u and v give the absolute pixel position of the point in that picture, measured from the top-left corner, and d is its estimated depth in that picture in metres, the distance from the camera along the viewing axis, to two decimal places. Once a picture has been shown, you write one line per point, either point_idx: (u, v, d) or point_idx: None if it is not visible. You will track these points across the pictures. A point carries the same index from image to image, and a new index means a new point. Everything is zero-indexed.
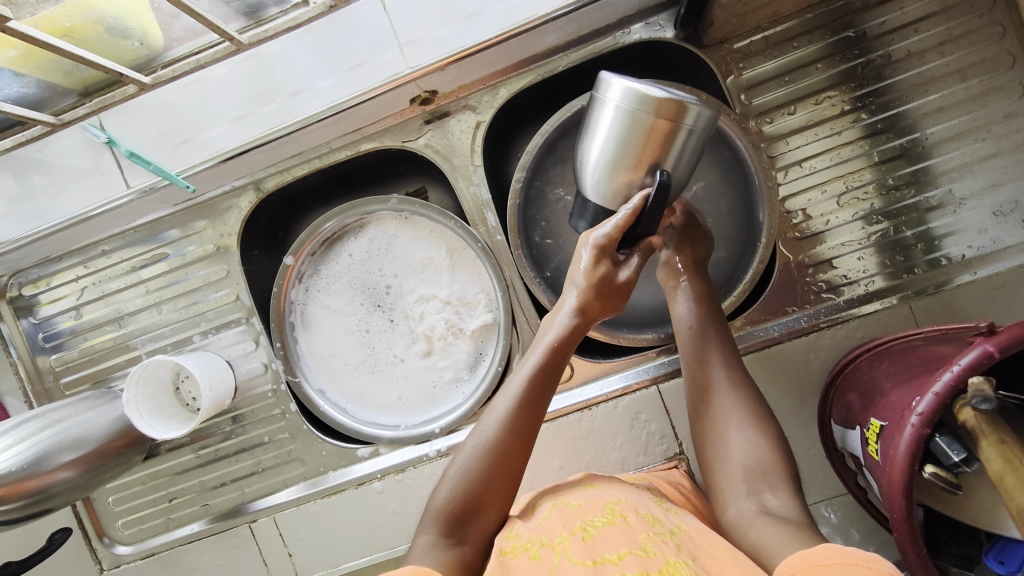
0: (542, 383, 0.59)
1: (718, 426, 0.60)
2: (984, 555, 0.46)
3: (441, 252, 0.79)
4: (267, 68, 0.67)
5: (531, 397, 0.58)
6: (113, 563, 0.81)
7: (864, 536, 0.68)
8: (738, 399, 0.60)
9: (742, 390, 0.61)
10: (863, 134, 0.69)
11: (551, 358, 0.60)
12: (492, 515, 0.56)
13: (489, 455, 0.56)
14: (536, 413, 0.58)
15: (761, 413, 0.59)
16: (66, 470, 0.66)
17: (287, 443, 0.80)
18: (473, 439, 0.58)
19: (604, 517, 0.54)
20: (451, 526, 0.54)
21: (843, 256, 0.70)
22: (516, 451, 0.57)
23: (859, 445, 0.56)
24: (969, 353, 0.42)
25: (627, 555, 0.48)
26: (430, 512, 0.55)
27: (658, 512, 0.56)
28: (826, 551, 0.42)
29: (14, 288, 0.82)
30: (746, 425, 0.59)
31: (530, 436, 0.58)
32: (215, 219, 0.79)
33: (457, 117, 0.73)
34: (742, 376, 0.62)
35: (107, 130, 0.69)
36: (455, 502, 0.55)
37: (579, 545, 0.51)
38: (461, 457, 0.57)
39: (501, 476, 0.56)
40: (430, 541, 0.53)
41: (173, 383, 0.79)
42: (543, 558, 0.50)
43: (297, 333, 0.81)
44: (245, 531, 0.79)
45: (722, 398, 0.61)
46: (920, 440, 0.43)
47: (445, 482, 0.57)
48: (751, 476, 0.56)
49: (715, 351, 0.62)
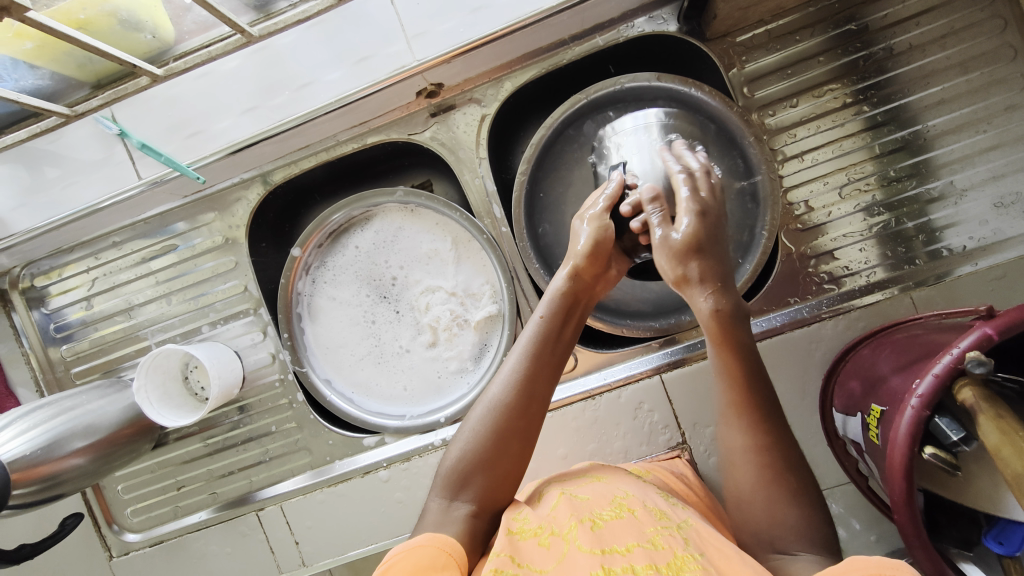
0: (547, 344, 0.60)
1: (747, 497, 0.54)
2: (984, 537, 0.46)
3: (447, 244, 0.80)
4: (276, 61, 0.68)
5: (540, 350, 0.60)
6: (122, 550, 0.82)
7: (864, 523, 0.70)
8: (766, 462, 0.53)
9: (773, 451, 0.53)
10: (865, 126, 0.70)
11: (560, 313, 0.61)
12: (501, 479, 0.58)
13: (494, 413, 0.58)
14: (544, 372, 0.60)
15: (794, 472, 0.53)
16: (78, 456, 0.67)
17: (294, 433, 0.81)
18: (480, 399, 0.60)
19: (611, 511, 0.55)
20: (455, 489, 0.57)
21: (845, 248, 0.71)
22: (525, 406, 0.59)
23: (860, 431, 0.56)
24: (968, 337, 0.43)
25: (635, 547, 0.50)
26: (441, 475, 0.58)
27: (665, 507, 0.57)
28: (851, 564, 0.41)
29: (26, 279, 0.83)
30: (773, 486, 0.52)
31: (544, 388, 0.60)
32: (223, 211, 0.80)
33: (463, 110, 0.74)
34: (775, 435, 0.54)
35: (120, 122, 0.70)
36: (464, 460, 0.58)
37: (587, 534, 0.52)
38: (470, 420, 0.60)
39: (505, 434, 0.58)
40: (444, 507, 0.56)
41: (182, 372, 0.80)
42: (553, 546, 0.51)
43: (304, 324, 0.82)
44: (252, 519, 0.80)
45: (747, 462, 0.54)
46: (920, 421, 0.43)
47: (455, 445, 0.60)
48: (768, 540, 0.51)
49: (734, 409, 0.56)
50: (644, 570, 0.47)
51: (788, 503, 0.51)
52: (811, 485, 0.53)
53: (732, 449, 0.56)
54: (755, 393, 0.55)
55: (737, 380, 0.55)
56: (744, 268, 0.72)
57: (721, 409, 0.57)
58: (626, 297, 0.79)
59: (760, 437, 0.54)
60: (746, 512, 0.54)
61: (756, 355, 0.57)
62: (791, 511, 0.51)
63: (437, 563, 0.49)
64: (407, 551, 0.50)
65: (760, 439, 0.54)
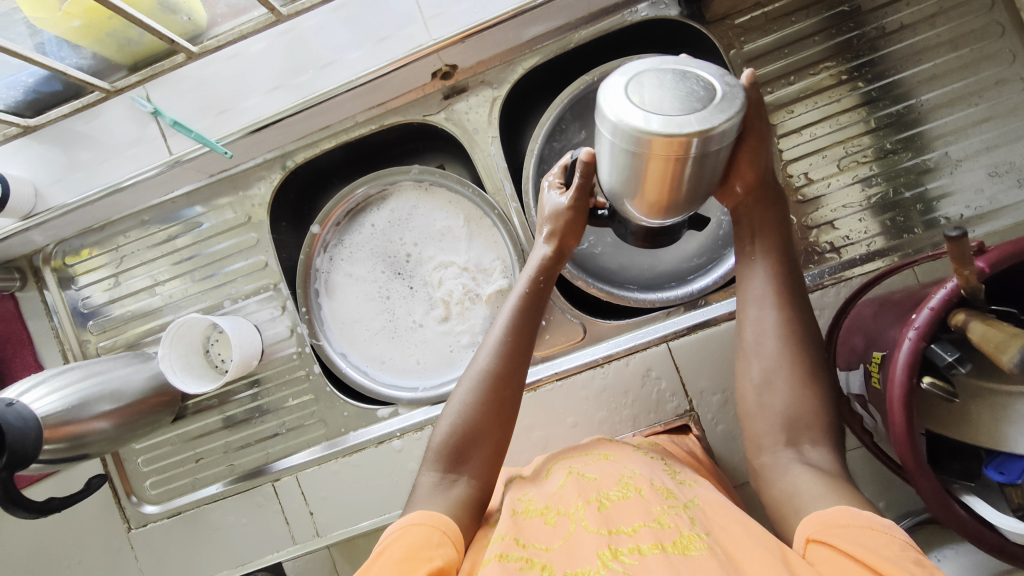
0: (529, 313, 0.62)
1: (767, 377, 0.55)
2: (984, 466, 0.48)
3: (459, 221, 0.83)
4: (302, 43, 0.72)
5: (523, 317, 0.62)
6: (140, 522, 0.84)
7: (871, 487, 0.71)
8: (794, 347, 0.55)
9: (800, 337, 0.56)
10: (860, 101, 0.73)
11: (538, 278, 0.64)
12: (494, 448, 0.59)
13: (483, 383, 0.59)
14: (527, 340, 0.62)
15: (817, 367, 0.55)
16: (103, 419, 0.70)
17: (310, 404, 0.83)
18: (468, 371, 0.61)
19: (618, 491, 0.56)
20: (452, 463, 0.58)
21: (844, 218, 0.73)
22: (510, 370, 0.60)
23: (862, 381, 0.58)
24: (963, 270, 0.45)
25: (641, 527, 0.51)
26: (432, 449, 0.59)
27: (672, 485, 0.58)
28: (841, 513, 0.45)
29: (57, 258, 0.87)
30: (797, 375, 0.54)
31: (525, 356, 0.61)
32: (247, 190, 0.84)
33: (475, 92, 0.78)
34: (805, 324, 0.57)
35: (154, 102, 0.74)
36: (456, 435, 0.58)
37: (593, 514, 0.53)
38: (460, 392, 0.60)
39: (494, 403, 0.59)
40: (434, 480, 0.57)
41: (204, 345, 0.82)
42: (559, 524, 0.54)
43: (321, 300, 0.85)
44: (268, 489, 0.82)
45: (775, 342, 0.56)
46: (917, 351, 0.45)
47: (445, 418, 0.60)
48: (788, 424, 0.53)
49: (767, 290, 0.58)
50: (651, 549, 0.48)
51: (810, 390, 0.54)
52: (830, 380, 0.55)
53: (761, 331, 0.57)
54: (794, 285, 0.58)
55: (782, 269, 0.59)
56: None
57: (756, 293, 0.59)
58: (631, 270, 0.82)
59: (795, 324, 0.56)
60: (763, 399, 0.55)
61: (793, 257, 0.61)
62: (813, 398, 0.54)
63: (432, 541, 0.51)
64: (401, 530, 0.51)
65: (788, 318, 0.57)
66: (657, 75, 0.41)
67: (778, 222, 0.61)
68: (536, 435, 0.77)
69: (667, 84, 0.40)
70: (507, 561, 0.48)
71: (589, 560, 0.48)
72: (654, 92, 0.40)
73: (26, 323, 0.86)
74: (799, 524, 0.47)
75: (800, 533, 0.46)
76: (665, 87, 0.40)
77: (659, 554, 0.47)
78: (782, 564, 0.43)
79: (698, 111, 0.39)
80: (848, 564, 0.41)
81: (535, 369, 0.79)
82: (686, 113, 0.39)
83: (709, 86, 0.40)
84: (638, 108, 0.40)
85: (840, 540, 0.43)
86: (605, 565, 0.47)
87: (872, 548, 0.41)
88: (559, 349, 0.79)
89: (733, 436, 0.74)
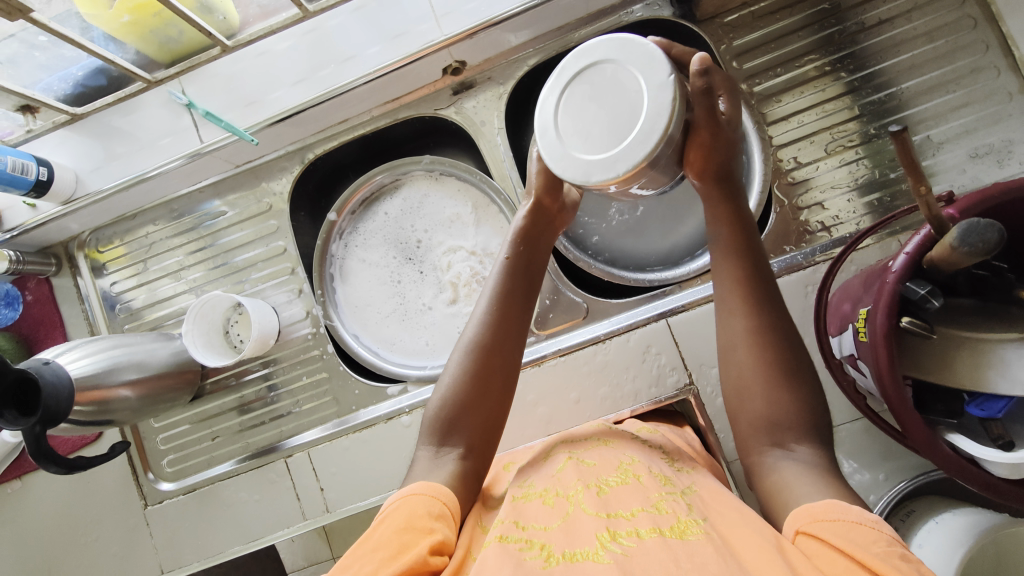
0: (514, 275, 0.66)
1: (745, 386, 0.57)
2: (966, 405, 0.51)
3: (468, 209, 0.88)
4: (325, 41, 0.78)
5: (508, 286, 0.65)
6: (156, 498, 0.86)
7: (869, 459, 0.72)
8: (765, 350, 0.56)
9: (773, 343, 0.56)
10: (844, 90, 0.78)
11: (517, 243, 0.68)
12: (485, 418, 0.62)
13: (470, 355, 0.62)
14: (514, 301, 0.65)
15: (796, 372, 0.56)
16: (126, 388, 0.73)
17: (324, 382, 0.86)
18: (457, 344, 0.64)
19: (617, 477, 0.58)
20: (443, 436, 0.61)
21: (833, 199, 0.77)
22: (497, 344, 0.63)
23: (851, 340, 0.60)
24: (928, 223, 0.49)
25: (640, 511, 0.53)
26: (427, 423, 0.62)
27: (671, 473, 0.60)
28: (829, 506, 0.46)
29: (91, 245, 0.92)
30: (775, 383, 0.55)
31: (515, 329, 0.64)
32: (269, 180, 0.89)
33: (483, 87, 0.84)
34: (776, 327, 0.57)
35: (189, 95, 0.80)
36: (447, 407, 0.61)
37: (592, 498, 0.56)
38: (450, 366, 0.63)
39: (480, 376, 0.62)
40: (432, 454, 0.60)
41: (224, 326, 0.87)
42: (557, 505, 0.56)
43: (336, 284, 0.90)
44: (281, 466, 0.84)
45: (746, 350, 0.57)
46: (895, 291, 0.48)
47: (437, 392, 0.63)
48: (768, 429, 0.55)
49: (737, 296, 0.59)
50: (649, 533, 0.50)
51: (788, 394, 0.55)
52: (811, 378, 0.56)
53: (732, 337, 0.59)
54: (760, 286, 0.59)
55: (747, 272, 0.59)
56: None
57: (726, 297, 0.60)
58: (633, 254, 0.87)
59: (765, 328, 0.57)
60: (742, 403, 0.57)
61: (758, 251, 0.61)
62: (793, 402, 0.55)
63: (431, 511, 0.53)
64: (402, 500, 0.54)
65: (760, 326, 0.57)
66: (587, 124, 0.52)
67: (739, 216, 0.62)
68: (541, 411, 0.80)
69: (596, 131, 0.51)
70: (508, 543, 0.51)
71: (589, 542, 0.50)
72: (587, 141, 0.52)
73: (59, 306, 0.91)
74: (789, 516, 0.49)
75: (789, 526, 0.48)
76: (594, 135, 0.51)
77: (657, 538, 0.49)
78: (775, 549, 0.45)
79: (624, 153, 0.49)
80: (838, 558, 0.43)
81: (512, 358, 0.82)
82: (612, 160, 0.50)
83: (627, 117, 0.50)
84: (575, 161, 0.52)
85: (830, 535, 0.44)
86: (605, 547, 0.49)
87: (862, 543, 0.43)
88: (562, 328, 0.83)
89: None
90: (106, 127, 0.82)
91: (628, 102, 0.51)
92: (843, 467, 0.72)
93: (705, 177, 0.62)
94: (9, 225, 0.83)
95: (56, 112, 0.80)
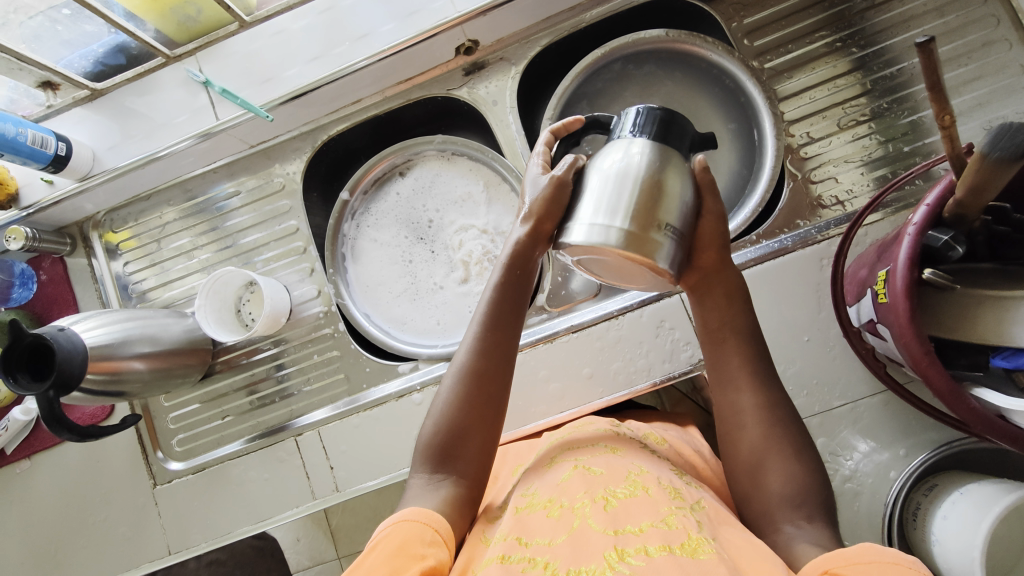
0: (507, 302, 0.63)
1: (752, 467, 0.59)
2: (991, 357, 0.50)
3: (479, 187, 0.89)
4: (340, 19, 0.80)
5: (495, 313, 0.63)
6: (164, 478, 0.86)
7: (888, 435, 0.71)
8: (772, 425, 0.59)
9: (777, 416, 0.60)
10: (854, 66, 0.79)
11: (511, 268, 0.63)
12: (483, 441, 0.61)
13: (462, 381, 0.61)
14: (503, 334, 0.62)
15: (800, 445, 0.58)
16: (139, 360, 0.73)
17: (335, 360, 0.86)
18: (450, 369, 0.63)
19: (626, 489, 0.56)
20: (437, 463, 0.60)
21: (846, 173, 0.77)
22: (492, 378, 0.62)
23: (871, 304, 0.59)
24: (937, 185, 0.48)
25: (649, 527, 0.51)
26: (420, 449, 0.62)
27: (680, 485, 0.58)
28: (863, 550, 0.44)
29: (106, 225, 0.93)
30: (783, 456, 0.57)
31: (508, 351, 0.63)
32: (283, 160, 0.90)
33: (494, 66, 0.85)
34: (779, 401, 0.61)
35: (206, 73, 0.81)
36: (438, 436, 0.61)
37: (601, 513, 0.54)
38: (441, 396, 0.62)
39: (470, 422, 0.61)
40: (425, 481, 0.59)
41: (236, 305, 0.88)
42: (563, 518, 0.55)
43: (348, 264, 0.91)
44: (291, 444, 0.83)
45: (755, 422, 0.60)
46: (916, 245, 0.48)
47: (429, 419, 0.63)
48: (783, 505, 0.55)
49: (743, 380, 0.62)
50: (658, 551, 0.48)
51: (799, 465, 0.57)
52: (812, 447, 0.59)
53: (738, 414, 0.61)
54: (764, 361, 0.63)
55: (752, 345, 0.63)
56: (751, 202, 0.80)
57: (731, 371, 0.63)
58: None
59: (772, 401, 0.60)
60: (754, 479, 0.58)
61: (756, 326, 0.64)
62: (800, 472, 0.56)
63: (425, 538, 0.52)
64: (394, 527, 0.53)
65: (765, 398, 0.61)
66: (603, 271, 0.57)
67: (733, 293, 0.63)
68: (554, 387, 0.79)
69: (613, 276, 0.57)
70: (510, 563, 0.50)
71: (596, 560, 0.48)
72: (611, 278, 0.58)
73: (72, 286, 0.91)
74: (809, 563, 0.47)
75: (818, 566, 0.45)
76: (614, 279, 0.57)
77: (667, 556, 0.47)
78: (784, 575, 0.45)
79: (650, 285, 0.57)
80: None
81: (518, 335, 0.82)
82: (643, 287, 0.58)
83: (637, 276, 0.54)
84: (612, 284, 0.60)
85: None
86: (613, 567, 0.47)
87: None
88: (575, 306, 0.84)
89: None
90: (125, 106, 0.83)
91: (627, 271, 0.53)
92: (862, 444, 0.71)
93: (717, 263, 0.62)
94: (26, 203, 0.83)
95: (76, 88, 0.81)
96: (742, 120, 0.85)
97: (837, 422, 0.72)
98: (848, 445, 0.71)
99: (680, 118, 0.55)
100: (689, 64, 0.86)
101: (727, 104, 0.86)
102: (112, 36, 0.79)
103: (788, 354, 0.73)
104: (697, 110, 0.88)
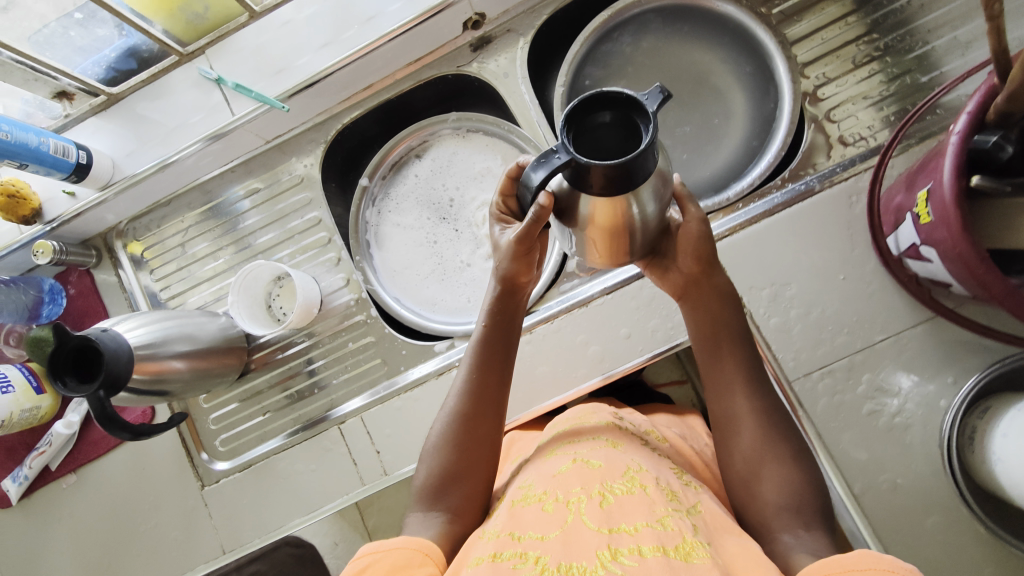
0: (490, 346, 0.65)
1: (746, 481, 0.59)
2: None
3: (498, 162, 0.90)
4: (347, 3, 0.80)
5: (483, 358, 0.65)
6: (211, 479, 0.86)
7: (932, 364, 0.70)
8: (768, 428, 0.60)
9: (772, 417, 0.60)
10: (862, 3, 0.78)
11: (493, 313, 0.65)
12: (478, 475, 0.62)
13: (453, 424, 0.63)
14: (490, 377, 0.64)
15: (798, 451, 0.59)
16: (178, 360, 0.72)
17: (371, 346, 0.86)
18: (441, 412, 0.65)
19: (623, 484, 0.55)
20: (432, 497, 0.60)
21: (865, 109, 0.77)
22: (478, 418, 0.63)
23: (913, 226, 0.58)
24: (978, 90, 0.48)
25: (643, 526, 0.50)
26: (416, 489, 0.62)
27: (677, 486, 0.57)
28: (861, 556, 0.44)
29: (129, 234, 0.93)
30: (780, 459, 0.58)
31: (497, 389, 0.65)
32: (299, 153, 0.90)
33: (502, 38, 0.85)
34: (771, 403, 0.61)
35: (218, 70, 0.82)
36: (433, 476, 0.62)
37: (595, 509, 0.53)
38: (433, 440, 0.64)
39: (464, 463, 0.62)
40: (419, 518, 0.59)
41: (266, 300, 0.89)
42: (556, 510, 0.54)
43: (373, 250, 0.91)
44: (334, 434, 0.83)
45: (751, 424, 0.60)
46: (961, 151, 0.48)
47: (423, 462, 0.64)
48: (783, 512, 0.55)
49: (736, 387, 0.62)
50: (652, 551, 0.47)
51: (795, 467, 0.57)
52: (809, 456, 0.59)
53: (736, 416, 0.62)
54: (757, 366, 0.63)
55: (741, 350, 0.64)
56: (772, 148, 0.80)
57: (726, 379, 0.63)
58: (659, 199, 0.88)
59: (765, 407, 0.61)
60: (749, 489, 0.59)
61: (745, 331, 0.65)
62: (798, 478, 0.57)
63: (415, 563, 0.52)
64: (386, 552, 0.52)
65: (759, 403, 0.61)
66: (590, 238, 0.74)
67: (722, 299, 0.64)
68: (592, 350, 0.79)
69: None
70: (501, 561, 0.49)
71: (588, 558, 0.47)
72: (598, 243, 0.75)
73: (101, 297, 0.91)
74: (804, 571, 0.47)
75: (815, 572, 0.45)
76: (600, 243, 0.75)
77: (659, 557, 0.46)
78: None
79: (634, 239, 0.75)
80: None
81: (549, 305, 0.82)
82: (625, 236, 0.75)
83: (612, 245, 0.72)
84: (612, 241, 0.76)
85: None
86: (605, 566, 0.46)
87: None
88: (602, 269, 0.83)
89: (789, 329, 0.73)
90: (140, 108, 0.83)
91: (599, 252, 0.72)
92: (908, 376, 0.70)
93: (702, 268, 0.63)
94: (50, 216, 0.84)
95: (91, 96, 0.82)
96: (753, 70, 0.85)
97: (881, 357, 0.71)
98: (896, 379, 0.71)
99: (633, 162, 0.43)
100: (696, 16, 0.86)
101: (736, 55, 0.86)
102: (123, 39, 0.79)
103: (826, 294, 0.73)
104: (705, 63, 0.89)
